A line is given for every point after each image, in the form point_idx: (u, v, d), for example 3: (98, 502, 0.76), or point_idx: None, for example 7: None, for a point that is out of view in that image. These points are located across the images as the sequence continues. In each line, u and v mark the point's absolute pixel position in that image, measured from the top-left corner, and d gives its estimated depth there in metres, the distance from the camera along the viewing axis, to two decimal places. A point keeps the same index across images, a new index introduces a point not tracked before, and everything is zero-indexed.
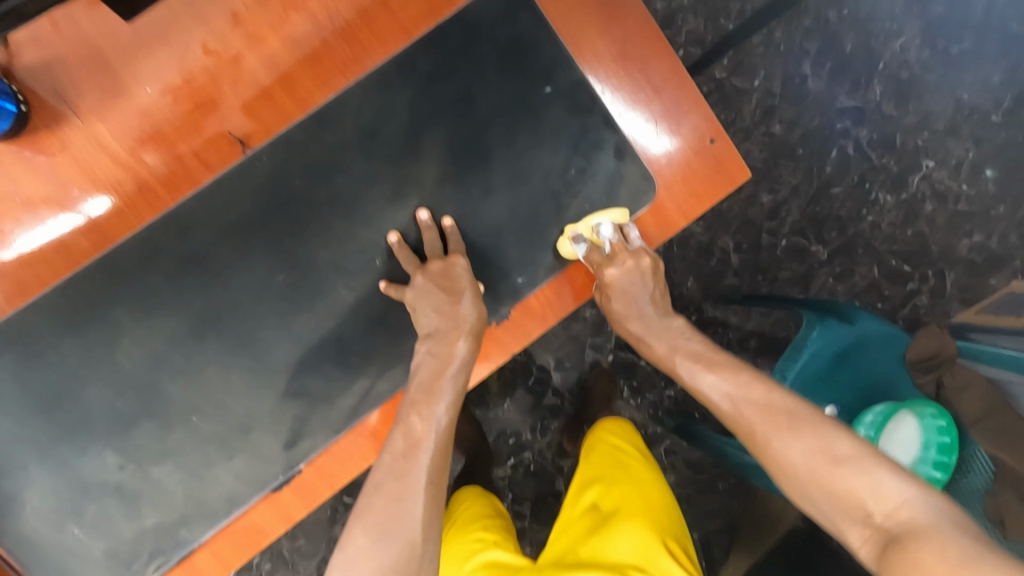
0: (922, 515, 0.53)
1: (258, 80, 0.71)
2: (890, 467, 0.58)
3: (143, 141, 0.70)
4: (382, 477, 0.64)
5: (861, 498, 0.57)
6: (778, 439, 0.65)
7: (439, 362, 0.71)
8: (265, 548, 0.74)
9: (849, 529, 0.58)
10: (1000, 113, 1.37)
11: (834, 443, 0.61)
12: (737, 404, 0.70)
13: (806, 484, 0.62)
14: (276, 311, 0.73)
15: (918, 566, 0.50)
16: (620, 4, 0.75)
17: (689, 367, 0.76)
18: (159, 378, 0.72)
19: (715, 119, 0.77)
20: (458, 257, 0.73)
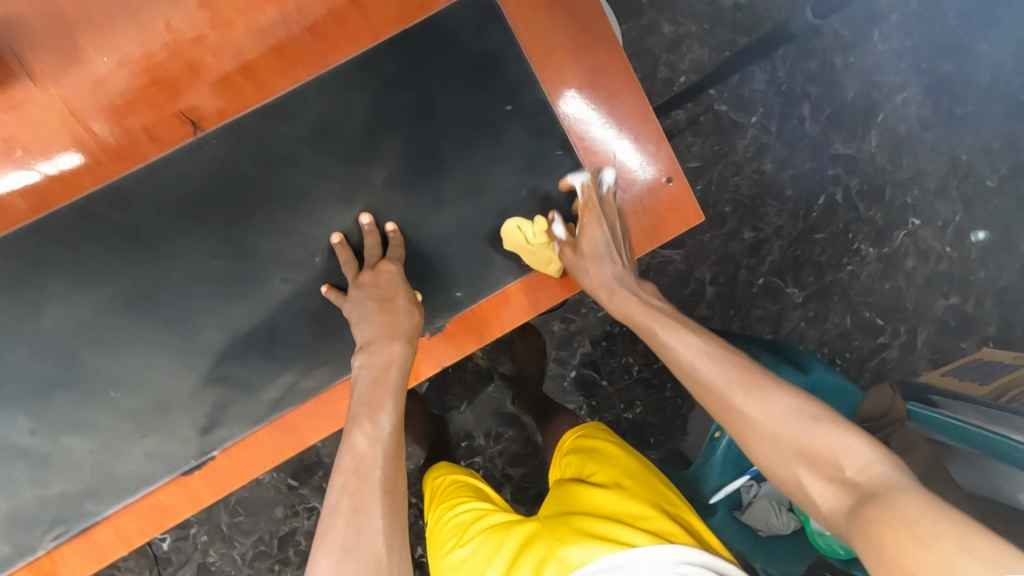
0: (892, 477, 0.49)
1: (220, 64, 0.69)
2: (861, 434, 0.54)
3: (94, 111, 0.68)
4: (336, 499, 0.56)
5: (835, 455, 0.53)
6: (749, 393, 0.60)
7: (376, 371, 0.68)
8: (168, 529, 0.74)
9: (815, 487, 0.53)
10: (995, 180, 1.36)
11: (807, 403, 0.58)
12: (705, 364, 0.65)
13: (775, 437, 0.57)
14: (207, 295, 0.73)
15: (893, 516, 0.45)
16: (592, 32, 0.74)
17: (659, 326, 0.71)
18: (81, 349, 0.72)
19: (674, 160, 0.78)
20: (389, 263, 0.73)
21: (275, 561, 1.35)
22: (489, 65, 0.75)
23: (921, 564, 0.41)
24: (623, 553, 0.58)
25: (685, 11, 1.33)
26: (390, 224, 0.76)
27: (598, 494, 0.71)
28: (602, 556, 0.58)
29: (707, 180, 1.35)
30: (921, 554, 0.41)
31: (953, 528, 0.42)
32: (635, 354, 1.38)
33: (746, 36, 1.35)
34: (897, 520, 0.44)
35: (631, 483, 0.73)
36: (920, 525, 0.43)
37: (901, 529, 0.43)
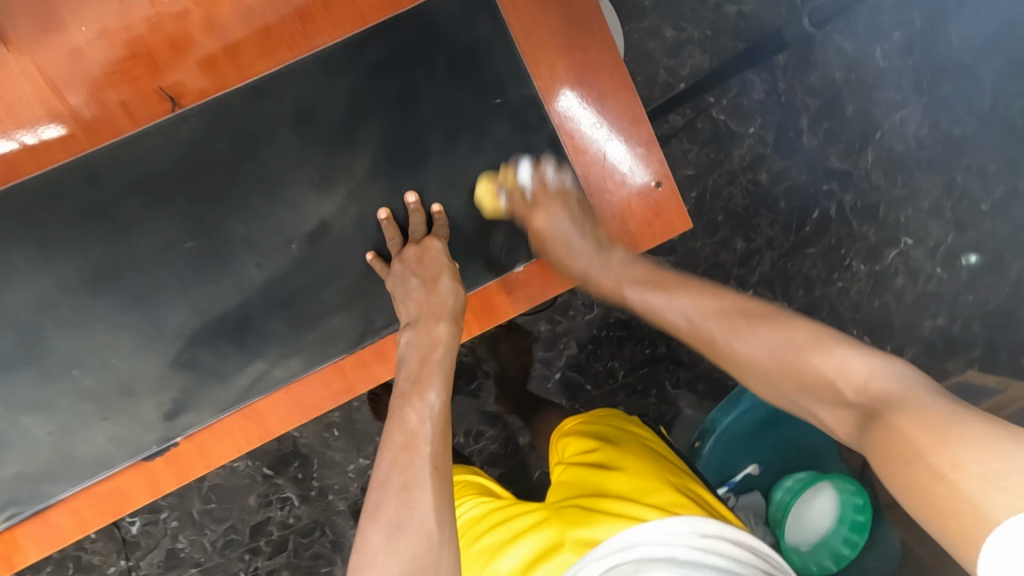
0: (886, 382, 0.56)
1: (201, 41, 0.68)
2: (852, 348, 0.60)
3: (69, 82, 0.66)
4: (387, 473, 0.60)
5: (829, 378, 0.60)
6: (741, 338, 0.69)
7: (423, 349, 0.71)
8: (127, 514, 0.72)
9: (825, 413, 0.61)
10: (989, 203, 1.36)
11: (795, 333, 0.65)
12: (698, 321, 0.73)
13: (777, 377, 0.65)
14: (179, 277, 0.72)
15: (889, 429, 0.52)
16: (585, 30, 0.73)
17: (642, 294, 0.79)
18: (44, 326, 0.70)
19: (665, 165, 0.76)
20: (435, 240, 0.73)
21: (246, 550, 1.33)
22: (478, 58, 0.74)
23: (927, 475, 0.47)
24: (637, 530, 0.58)
25: (688, 16, 1.32)
26: (379, 211, 0.75)
27: (605, 474, 0.71)
28: (616, 534, 0.58)
29: (701, 188, 1.34)
30: (917, 463, 0.48)
31: (947, 427, 0.48)
32: (621, 359, 1.37)
33: (747, 45, 1.34)
34: (894, 434, 0.51)
35: (634, 458, 0.73)
36: (918, 435, 0.49)
37: (899, 440, 0.51)
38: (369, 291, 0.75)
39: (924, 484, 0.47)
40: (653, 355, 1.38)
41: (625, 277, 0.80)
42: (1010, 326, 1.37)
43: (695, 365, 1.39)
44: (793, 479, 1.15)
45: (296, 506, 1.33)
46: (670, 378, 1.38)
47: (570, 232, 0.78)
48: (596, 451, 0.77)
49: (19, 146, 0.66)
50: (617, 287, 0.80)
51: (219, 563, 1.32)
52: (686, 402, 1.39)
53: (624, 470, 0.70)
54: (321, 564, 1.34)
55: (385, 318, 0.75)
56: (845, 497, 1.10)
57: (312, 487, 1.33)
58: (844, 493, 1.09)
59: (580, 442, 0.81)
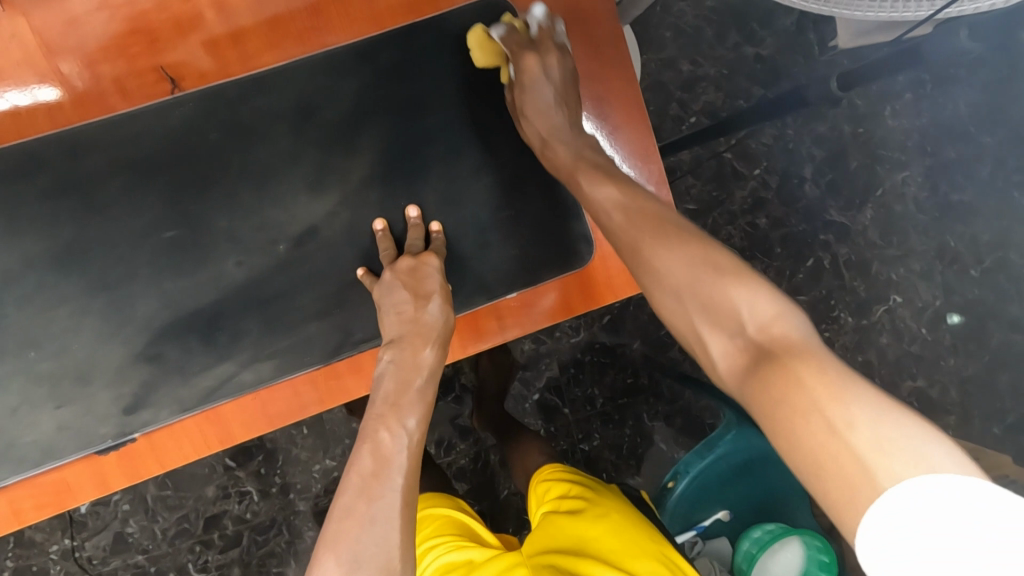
0: (789, 328, 0.52)
1: (207, 24, 0.65)
2: (764, 284, 0.55)
3: (63, 50, 0.63)
4: (351, 503, 0.59)
5: (736, 306, 0.54)
6: (660, 249, 0.60)
7: (404, 371, 0.68)
8: (71, 509, 0.68)
9: (711, 338, 0.56)
10: (979, 270, 1.36)
11: (714, 254, 0.58)
12: (631, 220, 0.63)
13: (683, 292, 0.58)
14: (153, 266, 0.68)
15: (786, 372, 0.48)
16: (605, 62, 0.73)
17: (592, 182, 0.66)
18: (5, 299, 0.66)
19: (672, 206, 0.74)
20: (431, 257, 0.70)
21: (196, 542, 1.28)
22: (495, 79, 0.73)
23: (819, 427, 0.44)
24: None
25: (705, 53, 1.33)
26: (374, 221, 0.72)
27: (586, 531, 0.71)
28: None
29: (700, 225, 1.34)
30: (810, 415, 0.45)
31: (847, 387, 0.45)
32: (600, 386, 1.36)
33: (761, 88, 1.34)
34: (796, 382, 0.46)
35: (615, 514, 0.73)
36: (818, 386, 0.45)
37: (799, 390, 0.46)
38: (352, 302, 0.72)
39: (811, 436, 0.44)
40: (633, 386, 1.37)
41: (581, 145, 0.69)
42: (988, 395, 1.36)
43: (674, 401, 1.37)
44: (762, 530, 1.14)
45: (253, 503, 1.29)
46: (648, 411, 1.37)
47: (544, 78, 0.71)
48: (577, 500, 0.77)
49: (2, 109, 0.63)
50: (572, 174, 0.68)
51: (165, 553, 1.27)
52: (660, 436, 1.37)
53: (606, 529, 0.70)
54: (272, 565, 1.29)
55: (366, 332, 0.72)
56: (812, 553, 1.08)
57: (273, 484, 1.29)
58: (812, 550, 1.07)
59: (561, 491, 0.81)
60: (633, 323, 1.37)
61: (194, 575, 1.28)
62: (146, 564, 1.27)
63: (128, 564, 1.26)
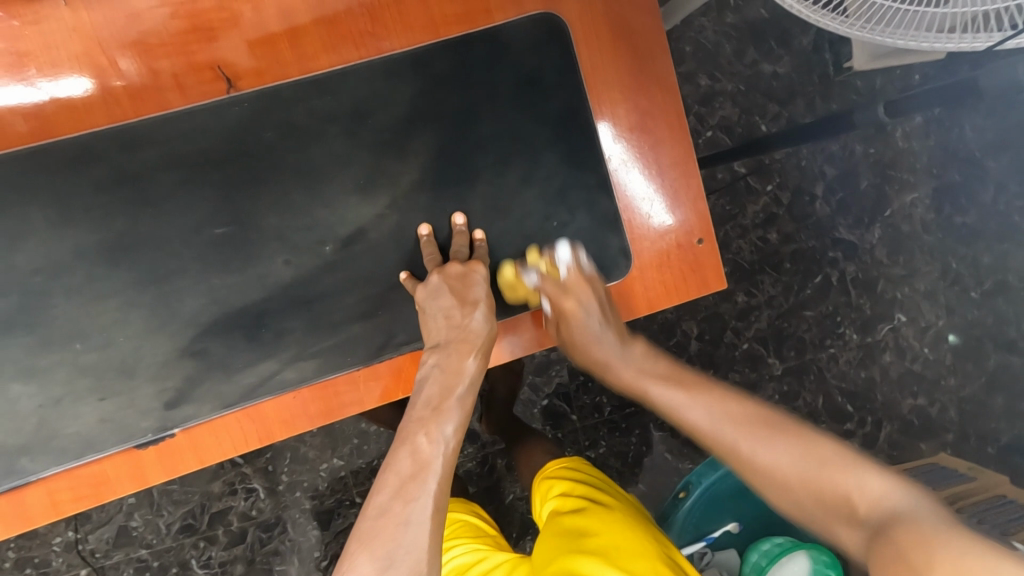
0: (900, 502, 0.53)
1: (266, 26, 0.66)
2: (873, 465, 0.58)
3: (124, 45, 0.63)
4: (386, 504, 0.60)
5: (846, 492, 0.57)
6: (757, 446, 0.64)
7: (447, 377, 0.69)
8: (107, 502, 0.67)
9: (840, 532, 0.57)
10: (978, 291, 1.38)
11: (816, 446, 0.61)
12: (718, 423, 0.68)
13: (791, 484, 0.61)
14: (201, 262, 0.69)
15: (892, 538, 0.49)
16: (651, 77, 0.73)
17: (660, 391, 0.76)
18: (50, 292, 0.66)
19: (708, 221, 0.76)
20: (479, 265, 0.71)
21: (201, 538, 1.27)
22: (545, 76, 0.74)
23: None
24: None
25: (724, 69, 1.35)
26: (421, 226, 0.73)
27: (586, 525, 0.77)
28: None
29: None
30: (905, 562, 0.46)
31: (942, 534, 0.46)
32: (609, 394, 1.37)
33: (776, 106, 1.36)
34: (896, 547, 0.48)
35: (616, 514, 0.79)
36: (909, 544, 0.47)
37: (897, 552, 0.48)
38: (395, 305, 0.73)
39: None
40: None
41: (645, 373, 0.80)
42: (983, 414, 1.38)
43: None
44: (771, 543, 1.13)
45: (261, 499, 1.29)
46: (654, 421, 1.38)
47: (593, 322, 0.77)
48: (581, 501, 0.84)
49: (54, 99, 0.63)
50: (639, 386, 0.79)
51: (171, 547, 1.27)
52: (665, 445, 1.38)
53: (603, 524, 0.77)
54: (276, 563, 1.29)
55: (407, 335, 0.73)
56: (819, 566, 1.06)
57: (281, 481, 1.29)
58: (820, 564, 1.05)
59: (567, 493, 0.88)
60: (643, 333, 1.38)
61: (199, 570, 1.27)
62: (149, 558, 1.26)
63: (132, 557, 1.26)
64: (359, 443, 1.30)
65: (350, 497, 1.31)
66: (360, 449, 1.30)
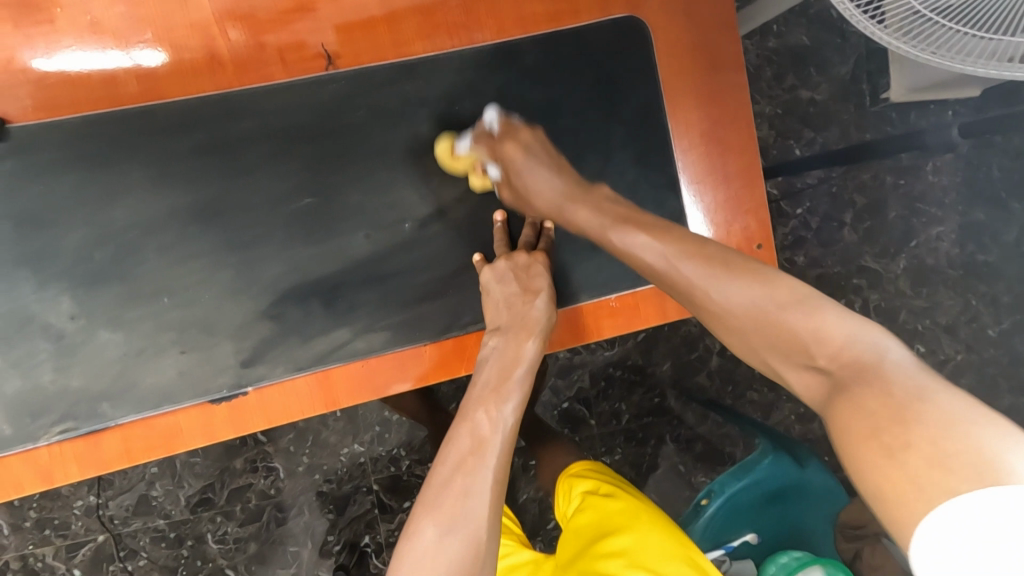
0: (860, 350, 0.52)
1: (367, 8, 0.69)
2: (835, 308, 0.56)
3: (233, 17, 0.66)
4: (449, 473, 0.62)
5: (802, 338, 0.56)
6: (717, 287, 0.63)
7: (505, 360, 0.70)
8: (178, 454, 0.69)
9: (791, 373, 0.58)
10: (996, 330, 1.39)
11: (778, 287, 0.60)
12: (676, 263, 0.66)
13: (750, 330, 0.61)
14: (287, 229, 0.71)
15: (854, 399, 0.49)
16: (726, 87, 0.77)
17: (619, 233, 0.69)
18: (144, 247, 0.68)
19: (768, 229, 0.79)
20: (541, 257, 0.74)
21: (217, 513, 1.27)
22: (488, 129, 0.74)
23: (879, 452, 0.45)
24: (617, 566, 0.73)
25: (763, 91, 1.39)
26: (497, 212, 0.77)
27: (601, 506, 0.84)
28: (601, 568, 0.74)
29: None
30: (874, 441, 0.46)
31: (913, 410, 0.45)
32: (628, 403, 1.39)
33: (811, 131, 1.39)
34: (857, 409, 0.48)
35: (626, 492, 0.86)
36: (878, 411, 0.47)
37: (858, 412, 0.48)
38: (465, 285, 0.75)
39: (878, 464, 0.45)
40: (659, 406, 1.40)
41: (606, 212, 0.71)
42: None
43: (695, 426, 1.40)
44: (790, 557, 1.09)
45: (280, 479, 1.29)
46: (670, 433, 1.40)
47: (542, 170, 0.74)
48: (595, 488, 0.89)
49: (155, 60, 0.66)
50: (603, 232, 0.71)
51: (187, 520, 1.27)
52: (679, 458, 1.39)
53: (615, 504, 0.83)
54: (287, 544, 1.29)
55: (474, 316, 0.75)
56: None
57: (301, 463, 1.29)
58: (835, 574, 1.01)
59: (585, 487, 0.91)
60: (666, 344, 1.40)
61: (213, 545, 1.27)
62: (166, 529, 1.26)
63: (149, 527, 1.26)
64: (380, 431, 1.31)
65: (367, 484, 1.31)
66: (381, 437, 1.30)
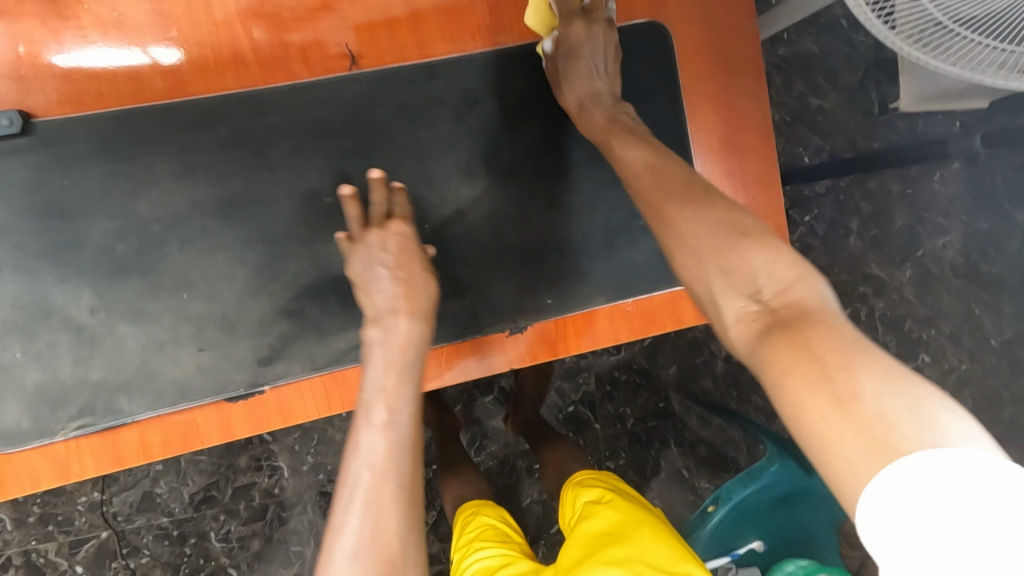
0: (808, 293, 0.47)
1: (391, 8, 0.69)
2: (782, 249, 0.51)
3: (258, 14, 0.67)
4: (349, 491, 0.53)
5: (753, 271, 0.50)
6: (687, 210, 0.55)
7: (393, 342, 0.62)
8: (194, 451, 0.70)
9: (724, 303, 0.51)
10: (999, 339, 1.40)
11: (736, 217, 0.54)
12: (661, 178, 0.59)
13: (699, 258, 0.53)
14: (308, 226, 0.71)
15: (801, 339, 0.43)
16: (744, 93, 0.77)
17: (621, 143, 0.66)
18: (165, 241, 0.68)
19: (784, 235, 0.79)
20: (402, 224, 0.69)
21: (221, 511, 1.25)
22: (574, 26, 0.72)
23: (822, 403, 0.39)
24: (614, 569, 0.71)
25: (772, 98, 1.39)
26: (348, 184, 0.69)
27: (597, 514, 0.83)
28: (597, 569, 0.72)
29: None
30: (816, 385, 0.40)
31: (857, 355, 0.40)
32: (633, 406, 1.39)
33: (819, 139, 1.40)
34: (805, 348, 0.42)
35: (624, 501, 0.86)
36: (826, 352, 0.41)
37: (803, 353, 0.42)
38: (483, 286, 0.75)
39: (813, 413, 0.39)
40: (663, 410, 1.40)
41: (619, 123, 0.68)
42: None
43: (699, 431, 1.39)
44: (796, 565, 1.08)
45: (284, 477, 1.27)
46: (674, 437, 1.39)
47: (591, 62, 0.72)
48: (596, 496, 0.89)
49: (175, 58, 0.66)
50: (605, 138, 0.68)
51: (190, 518, 1.24)
52: (683, 462, 1.38)
53: (611, 512, 0.83)
54: (291, 543, 1.26)
55: (491, 317, 0.75)
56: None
57: (305, 462, 1.28)
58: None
59: (587, 497, 0.91)
60: (672, 349, 1.41)
61: (216, 543, 1.24)
62: (170, 526, 1.24)
63: (153, 524, 1.23)
64: None
65: None
66: None
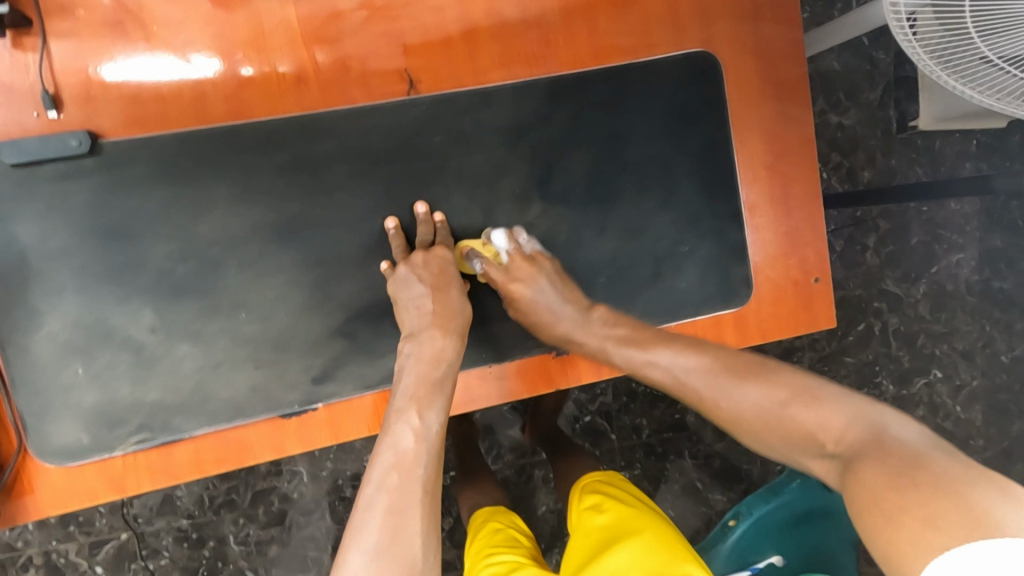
0: (861, 430, 0.57)
1: (449, 36, 0.70)
2: (830, 394, 0.62)
3: (319, 39, 0.68)
4: (375, 491, 0.59)
5: (810, 428, 0.61)
6: (728, 392, 0.67)
7: (424, 363, 0.68)
8: (247, 466, 0.70)
9: (811, 463, 0.61)
10: (1008, 356, 1.41)
11: (779, 381, 0.65)
12: (684, 359, 0.70)
13: (760, 428, 0.65)
14: (363, 249, 0.72)
15: (857, 476, 0.53)
16: (791, 123, 0.79)
17: (633, 349, 0.72)
18: (224, 262, 0.69)
19: (825, 262, 0.80)
20: (443, 250, 0.73)
21: (240, 515, 1.25)
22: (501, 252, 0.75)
23: (881, 520, 0.49)
24: None
25: None
26: (419, 203, 0.73)
27: (595, 521, 0.82)
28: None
29: None
30: (874, 507, 0.50)
31: (905, 471, 0.50)
32: (649, 418, 1.39)
33: (839, 156, 1.39)
34: (860, 481, 0.53)
35: (621, 502, 0.84)
36: (876, 482, 0.51)
37: (861, 487, 0.52)
38: None
39: (880, 529, 0.49)
40: (678, 423, 1.40)
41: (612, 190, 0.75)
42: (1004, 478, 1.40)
43: (713, 443, 1.40)
44: None
45: (303, 483, 1.26)
46: (689, 450, 1.40)
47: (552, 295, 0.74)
48: (595, 501, 0.87)
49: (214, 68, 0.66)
50: None
51: (210, 521, 1.24)
52: (698, 474, 1.39)
53: (609, 518, 0.81)
54: (310, 548, 1.26)
55: (538, 340, 0.76)
56: None
57: (325, 468, 1.27)
58: None
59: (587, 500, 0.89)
60: None
61: (235, 547, 1.24)
62: (189, 530, 1.24)
63: (172, 527, 1.23)
64: None
65: None
66: None
